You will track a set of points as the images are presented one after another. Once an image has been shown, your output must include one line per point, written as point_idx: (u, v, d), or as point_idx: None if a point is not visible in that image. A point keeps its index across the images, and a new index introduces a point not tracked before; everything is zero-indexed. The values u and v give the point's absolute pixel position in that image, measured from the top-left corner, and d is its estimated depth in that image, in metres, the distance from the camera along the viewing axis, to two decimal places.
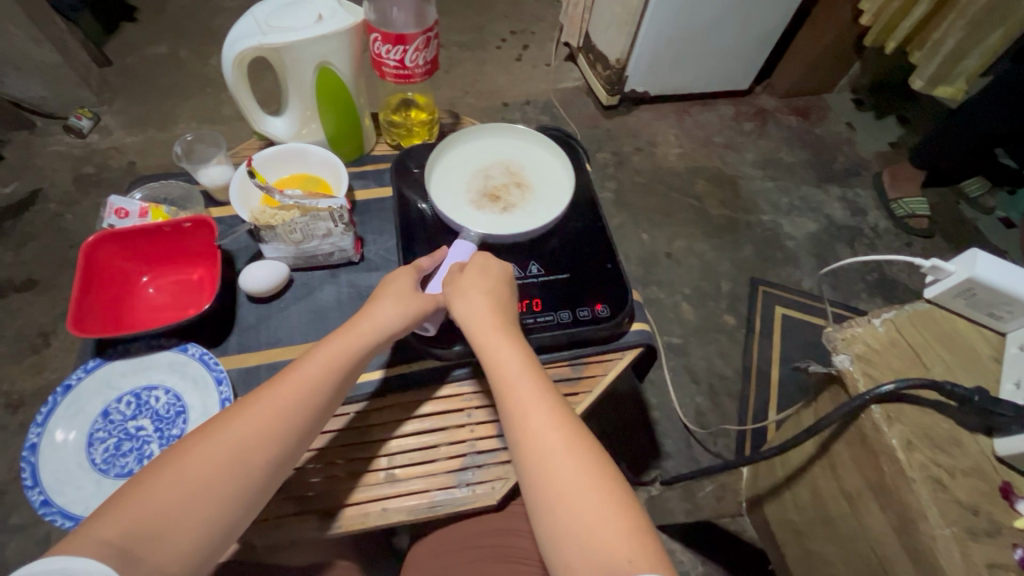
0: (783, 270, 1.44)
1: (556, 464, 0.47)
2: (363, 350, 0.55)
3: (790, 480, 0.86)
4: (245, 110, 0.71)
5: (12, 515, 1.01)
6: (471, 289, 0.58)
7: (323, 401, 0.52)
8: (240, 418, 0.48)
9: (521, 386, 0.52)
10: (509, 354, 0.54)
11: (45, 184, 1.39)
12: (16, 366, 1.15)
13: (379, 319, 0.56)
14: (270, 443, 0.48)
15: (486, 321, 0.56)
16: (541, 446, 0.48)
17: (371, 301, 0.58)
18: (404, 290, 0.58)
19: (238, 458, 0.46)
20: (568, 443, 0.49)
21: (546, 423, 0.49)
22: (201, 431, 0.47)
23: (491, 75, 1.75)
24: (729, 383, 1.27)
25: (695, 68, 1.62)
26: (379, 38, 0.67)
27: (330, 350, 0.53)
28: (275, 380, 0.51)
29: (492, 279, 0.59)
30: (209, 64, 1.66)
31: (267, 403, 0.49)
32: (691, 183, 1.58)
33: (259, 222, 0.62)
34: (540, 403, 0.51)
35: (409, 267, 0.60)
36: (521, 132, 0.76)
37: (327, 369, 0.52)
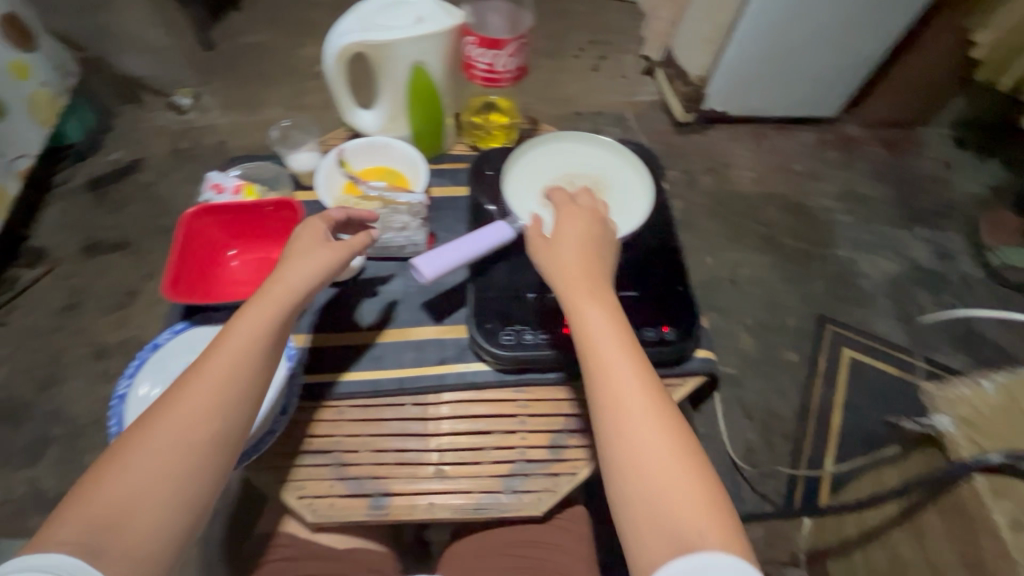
0: (855, 310, 1.36)
1: (645, 438, 0.45)
2: (291, 308, 0.52)
3: (862, 539, 0.81)
4: (339, 101, 0.74)
5: (86, 455, 1.09)
6: (561, 251, 0.55)
7: (262, 365, 0.50)
8: (180, 398, 0.46)
9: (609, 354, 0.48)
10: (593, 317, 0.50)
11: (145, 155, 1.51)
12: (103, 319, 1.25)
13: (302, 268, 0.54)
14: (216, 413, 0.47)
15: (580, 289, 0.52)
16: (621, 418, 0.46)
17: (282, 263, 0.55)
18: (317, 240, 0.57)
19: (181, 437, 0.45)
20: (655, 413, 0.46)
21: (631, 396, 0.46)
22: (147, 418, 0.46)
23: (566, 83, 1.75)
24: (785, 423, 1.20)
25: (781, 90, 1.56)
26: (474, 42, 0.69)
27: (257, 316, 0.51)
28: (207, 357, 0.49)
29: (574, 238, 0.56)
30: (300, 54, 1.75)
31: (206, 380, 0.47)
32: (763, 209, 1.52)
33: (342, 208, 0.67)
34: (628, 372, 0.47)
35: (318, 217, 0.58)
36: (619, 150, 0.75)
37: (261, 329, 0.51)
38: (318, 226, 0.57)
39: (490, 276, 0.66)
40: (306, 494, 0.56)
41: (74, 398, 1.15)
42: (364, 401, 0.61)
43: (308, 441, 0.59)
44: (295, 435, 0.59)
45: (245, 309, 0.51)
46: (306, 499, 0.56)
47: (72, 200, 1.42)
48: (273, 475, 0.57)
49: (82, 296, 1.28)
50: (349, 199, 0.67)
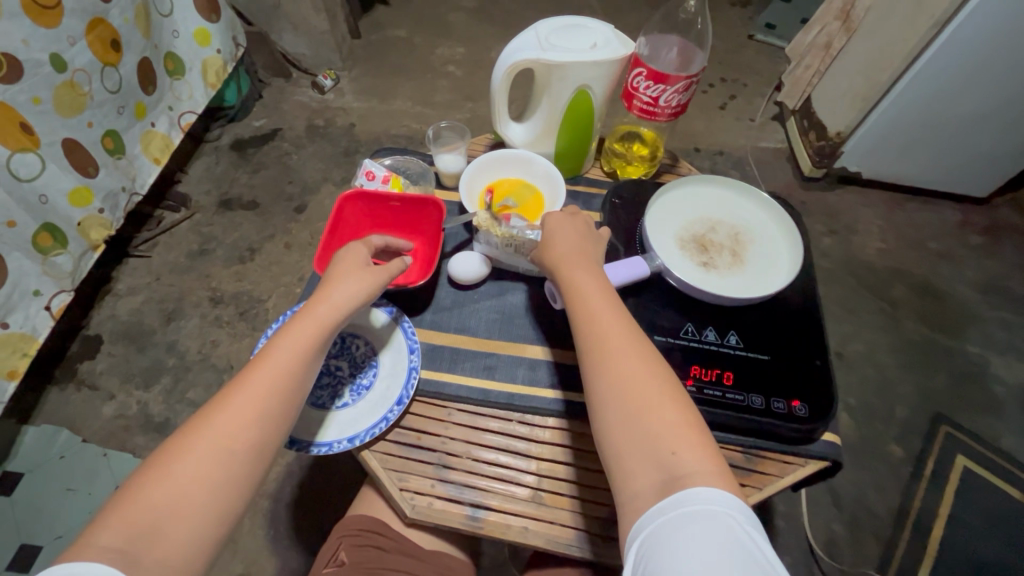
0: (979, 416, 1.21)
1: (638, 387, 0.47)
2: (327, 335, 0.54)
3: None
4: (495, 112, 0.76)
5: (190, 391, 1.19)
6: (556, 235, 0.59)
7: (300, 388, 0.51)
8: (223, 412, 0.48)
9: (602, 316, 0.51)
10: (586, 282, 0.54)
11: (284, 126, 1.63)
12: (226, 270, 1.36)
13: (343, 292, 0.56)
14: (253, 428, 0.48)
15: (577, 267, 0.56)
16: (613, 368, 0.48)
17: (326, 283, 0.57)
18: (357, 262, 0.59)
19: (218, 450, 0.46)
20: (648, 367, 0.48)
21: (624, 352, 0.49)
22: (188, 432, 0.47)
23: (690, 117, 1.71)
24: (878, 522, 1.09)
25: (930, 160, 1.43)
26: (642, 73, 0.67)
27: (298, 338, 0.53)
28: (247, 373, 0.50)
29: (571, 226, 0.60)
30: (436, 54, 1.83)
31: (246, 400, 0.48)
32: (887, 285, 1.40)
33: (480, 225, 0.66)
34: (622, 331, 0.50)
35: (361, 243, 0.62)
36: (774, 209, 0.71)
37: (301, 351, 0.52)
38: (361, 251, 0.61)
39: None
40: (407, 487, 0.57)
41: (190, 336, 1.26)
42: (475, 408, 0.61)
43: (416, 435, 0.60)
44: (405, 426, 0.61)
45: (286, 332, 0.53)
46: (407, 492, 0.57)
47: (217, 156, 1.56)
48: (381, 462, 0.58)
49: (212, 245, 1.40)
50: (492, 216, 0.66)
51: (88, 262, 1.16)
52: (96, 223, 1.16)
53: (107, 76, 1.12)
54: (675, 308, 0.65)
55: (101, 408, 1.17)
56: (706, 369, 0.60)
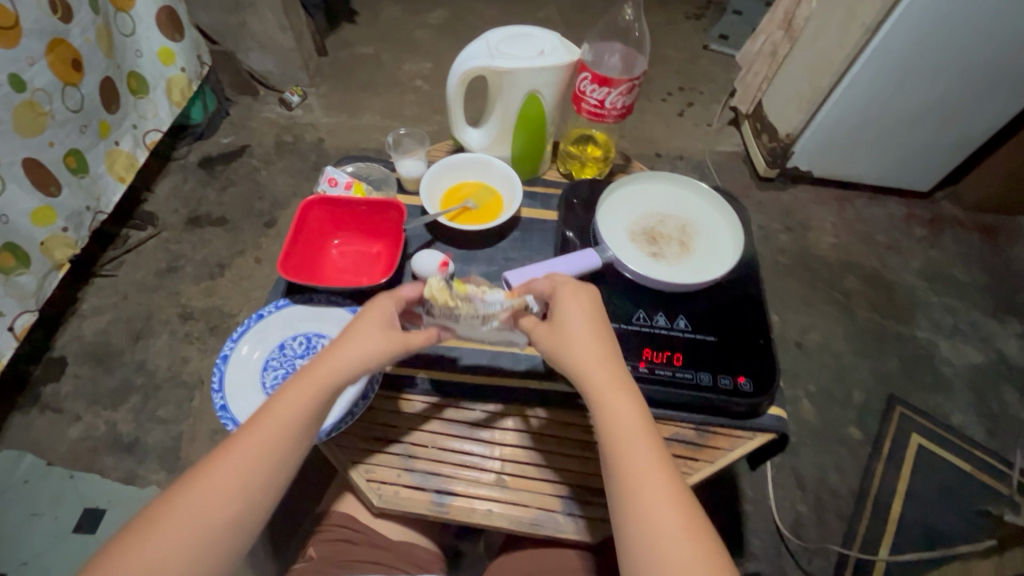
0: (930, 396, 1.28)
1: (677, 550, 0.43)
2: (323, 400, 0.51)
3: None
4: (452, 119, 0.80)
5: (160, 408, 1.18)
6: (577, 336, 0.52)
7: (289, 458, 0.49)
8: (206, 480, 0.47)
9: (637, 456, 0.47)
10: (619, 408, 0.49)
11: (253, 143, 1.64)
12: (195, 286, 1.35)
13: (340, 361, 0.51)
14: (233, 503, 0.47)
15: (606, 387, 0.50)
16: (650, 528, 0.44)
17: (334, 339, 0.53)
18: (378, 323, 0.54)
19: (196, 522, 0.46)
20: (685, 521, 0.45)
21: (661, 506, 0.45)
22: (173, 497, 0.47)
23: (650, 124, 1.77)
24: (841, 502, 1.14)
25: (873, 157, 1.52)
26: (588, 77, 0.72)
27: (290, 407, 0.50)
28: (232, 447, 0.48)
29: (591, 318, 0.53)
30: (403, 69, 1.87)
31: (229, 474, 0.47)
32: (840, 276, 1.47)
33: (435, 297, 0.55)
34: (658, 477, 0.46)
35: (380, 298, 0.56)
36: (715, 198, 0.76)
37: (286, 426, 0.49)
38: (384, 311, 0.55)
39: None
40: (375, 478, 0.59)
41: (160, 354, 1.25)
42: (440, 400, 0.63)
43: (381, 427, 0.62)
44: (369, 419, 0.62)
45: (282, 396, 0.50)
46: (374, 483, 0.59)
47: (185, 174, 1.56)
48: (346, 456, 0.60)
49: (180, 262, 1.39)
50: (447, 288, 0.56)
51: (52, 282, 1.15)
52: (60, 242, 1.15)
53: (69, 95, 1.12)
54: (628, 296, 0.68)
55: (67, 431, 1.15)
56: (656, 352, 0.64)
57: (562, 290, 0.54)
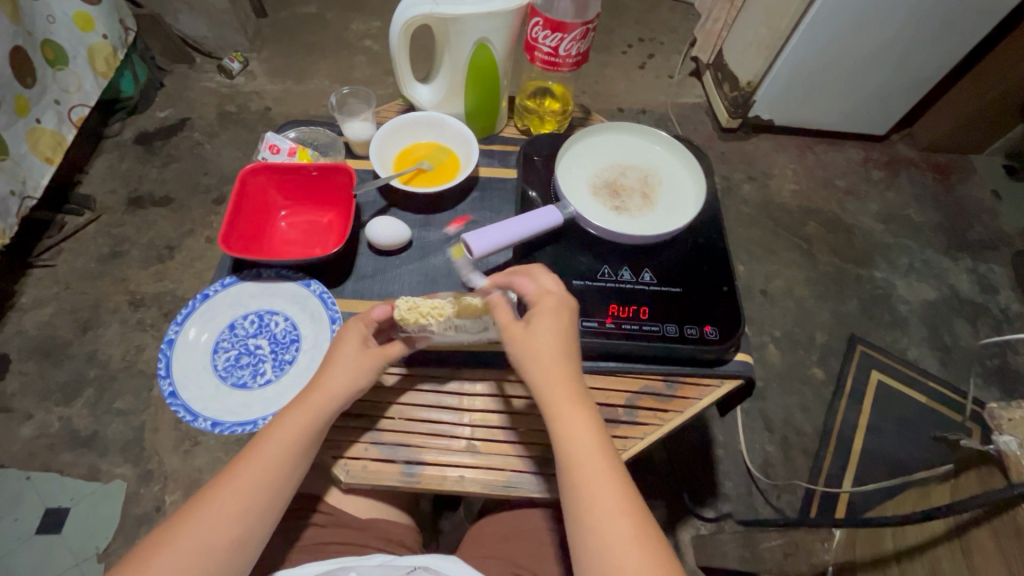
0: (888, 333, 1.33)
1: (621, 556, 0.44)
2: (322, 421, 0.52)
3: (897, 556, 0.75)
4: (398, 75, 0.74)
5: (117, 400, 1.13)
6: (540, 348, 0.51)
7: (293, 474, 0.50)
8: (208, 505, 0.47)
9: (595, 480, 0.47)
10: (574, 418, 0.50)
11: (193, 115, 1.53)
12: (143, 271, 1.28)
13: (333, 388, 0.53)
14: (239, 521, 0.47)
15: (562, 397, 0.50)
16: (595, 534, 0.46)
17: (324, 365, 0.55)
18: (355, 345, 0.55)
19: (201, 544, 0.45)
20: (636, 530, 0.46)
21: (611, 513, 0.46)
22: (177, 521, 0.47)
23: (612, 78, 1.73)
24: (807, 440, 1.18)
25: (832, 102, 1.52)
26: (539, 23, 0.68)
27: (292, 424, 0.51)
28: (235, 471, 0.49)
29: (556, 329, 0.52)
30: (350, 29, 1.76)
31: (235, 492, 0.48)
32: (802, 223, 1.49)
33: (405, 317, 0.56)
34: (608, 486, 0.47)
35: (358, 319, 0.57)
36: (674, 146, 0.74)
37: (287, 449, 0.50)
38: (359, 332, 0.56)
39: (528, 250, 0.67)
40: (341, 454, 0.57)
41: (111, 344, 1.19)
42: (404, 370, 0.61)
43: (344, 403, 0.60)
44: None
45: (282, 417, 0.52)
46: (340, 459, 0.57)
47: (121, 152, 1.45)
48: None
49: (124, 247, 1.31)
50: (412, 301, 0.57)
51: None
52: None
53: None
54: (592, 253, 0.67)
55: (18, 431, 1.09)
56: (622, 307, 0.63)
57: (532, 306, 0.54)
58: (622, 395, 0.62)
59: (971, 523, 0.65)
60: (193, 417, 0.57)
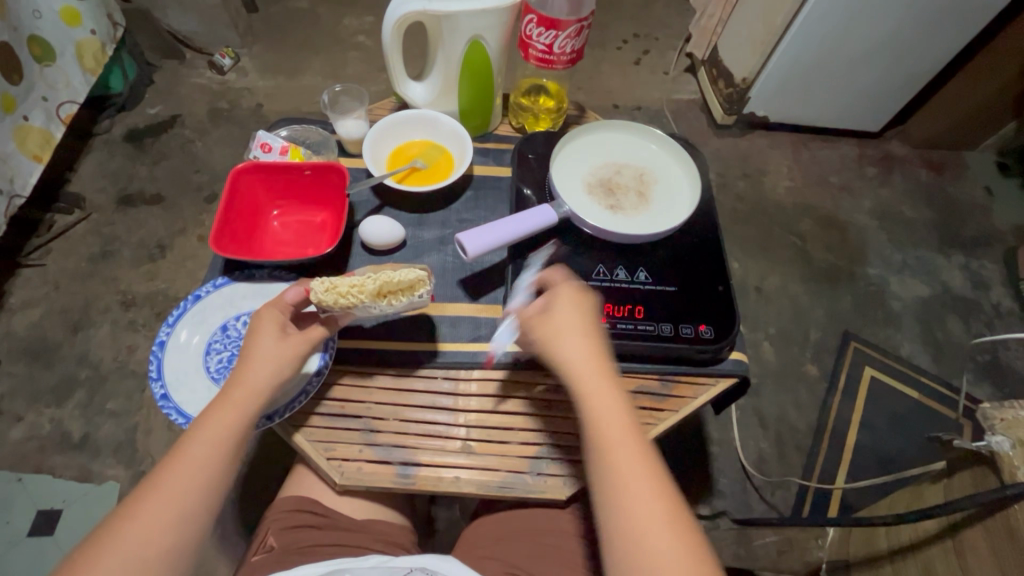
0: (881, 330, 1.34)
1: (646, 515, 0.44)
2: (248, 418, 0.51)
3: (893, 553, 0.76)
4: (391, 72, 0.74)
5: (109, 401, 1.12)
6: (568, 316, 0.54)
7: (224, 473, 0.49)
8: (137, 516, 0.45)
9: (619, 445, 0.48)
10: (598, 382, 0.51)
11: (183, 112, 1.51)
12: (135, 270, 1.27)
13: (255, 382, 0.52)
14: (167, 532, 0.45)
15: (585, 364, 0.51)
16: (624, 501, 0.45)
17: (244, 358, 0.53)
18: (273, 333, 0.54)
19: (127, 562, 0.43)
20: (661, 491, 0.46)
21: (639, 480, 0.46)
22: (97, 542, 0.44)
23: (607, 75, 1.72)
24: (800, 437, 1.19)
25: (826, 98, 1.52)
26: (533, 20, 0.67)
27: (218, 424, 0.49)
28: (160, 477, 0.47)
29: (583, 301, 0.55)
30: (343, 25, 1.75)
31: (160, 502, 0.46)
32: (796, 220, 1.49)
33: (324, 299, 0.54)
34: (633, 450, 0.48)
35: (272, 304, 0.56)
36: (670, 144, 0.74)
37: (214, 449, 0.49)
38: (275, 317, 0.55)
39: (523, 249, 0.66)
40: (336, 456, 0.57)
41: (102, 344, 1.18)
42: (399, 370, 0.61)
43: (338, 405, 0.59)
44: (322, 395, 0.59)
45: (204, 418, 0.50)
46: (335, 461, 0.57)
47: (110, 150, 1.43)
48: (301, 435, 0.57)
49: (115, 246, 1.29)
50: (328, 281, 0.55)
51: None
52: None
53: None
54: (588, 252, 0.67)
55: (9, 433, 1.08)
56: (618, 306, 0.63)
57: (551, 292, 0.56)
58: None
59: (965, 521, 0.65)
60: (185, 420, 0.56)
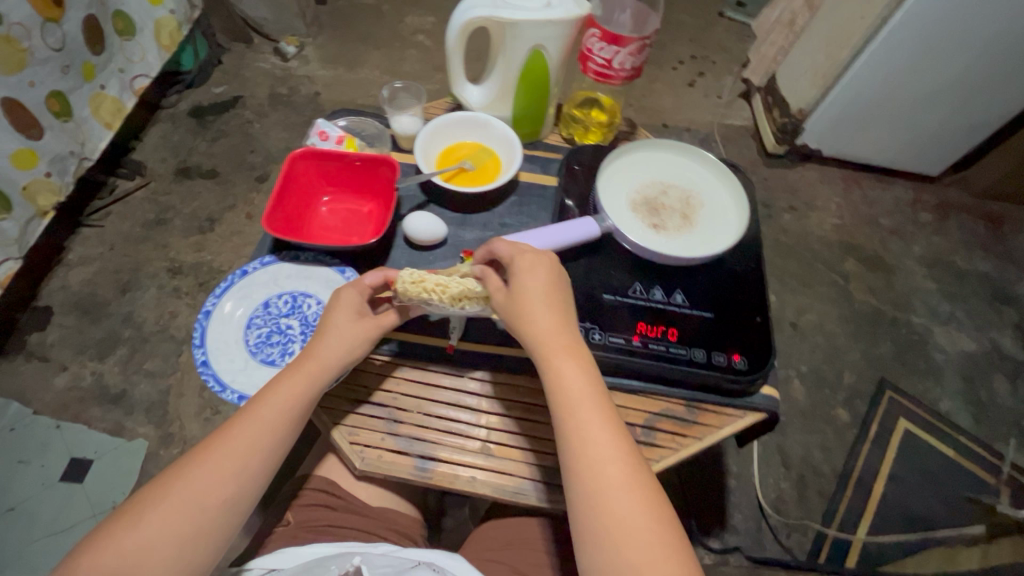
0: (920, 381, 1.28)
1: (612, 489, 0.44)
2: (315, 390, 0.54)
3: None
4: (451, 74, 0.75)
5: (147, 362, 1.17)
6: (529, 306, 0.51)
7: (283, 439, 0.51)
8: (204, 462, 0.48)
9: (584, 421, 0.47)
10: (575, 377, 0.48)
11: (245, 94, 1.58)
12: (184, 239, 1.32)
13: (325, 355, 0.55)
14: (228, 484, 0.48)
15: (548, 339, 0.50)
16: (605, 504, 0.44)
17: (318, 334, 0.56)
18: (348, 314, 0.57)
19: (190, 503, 0.46)
20: (627, 462, 0.46)
21: (619, 485, 0.44)
22: (172, 476, 0.48)
23: (658, 93, 1.71)
24: (823, 481, 1.15)
25: (885, 137, 1.47)
26: (596, 34, 0.68)
27: (284, 392, 0.52)
28: (228, 430, 0.50)
29: (540, 283, 0.52)
30: (404, 23, 1.79)
31: (228, 454, 0.49)
32: (840, 258, 1.45)
33: (405, 288, 0.56)
34: (603, 426, 0.47)
35: (353, 284, 0.58)
36: (721, 170, 0.73)
37: (279, 416, 0.52)
38: (353, 298, 0.57)
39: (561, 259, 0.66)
40: (359, 441, 0.58)
41: (146, 307, 1.23)
42: (427, 364, 0.62)
43: (366, 391, 0.61)
44: (353, 379, 0.61)
45: (276, 383, 0.53)
46: (358, 446, 0.58)
47: (174, 123, 1.50)
48: (331, 417, 0.59)
49: (168, 214, 1.36)
50: (417, 274, 0.57)
51: (36, 229, 1.10)
52: (44, 188, 1.10)
53: (50, 33, 1.05)
54: (626, 268, 0.66)
55: (53, 380, 1.14)
56: (651, 326, 0.62)
57: (513, 259, 0.53)
58: (640, 415, 0.61)
59: None
60: (222, 389, 0.58)
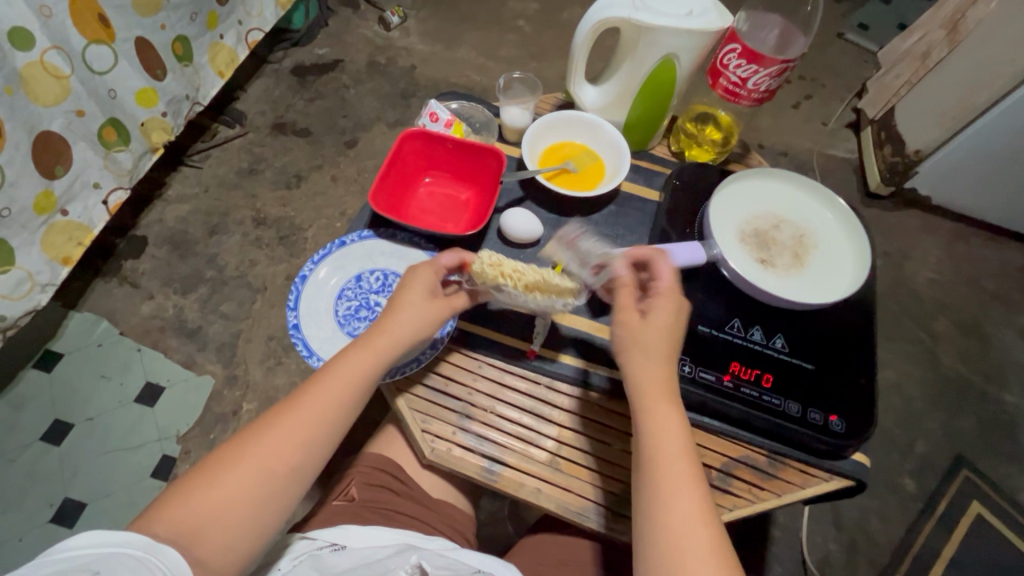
0: (1004, 466, 1.17)
1: (692, 549, 0.42)
2: (382, 365, 0.54)
3: None
4: (571, 71, 0.73)
5: (223, 304, 1.23)
6: (648, 349, 0.50)
7: (347, 409, 0.52)
8: (275, 429, 0.49)
9: (673, 473, 0.46)
10: (672, 429, 0.48)
11: (345, 58, 1.61)
12: (271, 192, 1.37)
13: (396, 331, 0.54)
14: (295, 452, 0.49)
15: (654, 386, 0.49)
16: (683, 565, 0.42)
17: (388, 310, 0.56)
18: (422, 293, 0.56)
19: (263, 468, 0.47)
20: (711, 527, 0.44)
21: (699, 548, 0.42)
22: (243, 440, 0.49)
23: (760, 111, 1.62)
24: (877, 551, 1.08)
25: (1009, 194, 1.34)
26: (735, 50, 0.64)
27: (353, 364, 0.53)
28: (298, 399, 0.51)
29: (663, 328, 0.51)
30: (507, 7, 1.77)
31: (296, 424, 0.49)
32: (933, 318, 1.34)
33: (482, 268, 0.56)
34: (689, 481, 0.45)
35: (430, 263, 0.58)
36: (844, 213, 0.68)
37: (347, 388, 0.52)
38: (428, 278, 0.57)
39: None
40: (431, 431, 0.58)
41: (229, 252, 1.29)
42: (506, 365, 0.61)
43: (444, 381, 0.60)
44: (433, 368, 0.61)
45: (345, 355, 0.53)
46: (429, 435, 0.58)
47: (276, 79, 1.55)
48: (408, 401, 0.59)
49: (260, 166, 1.41)
50: (495, 257, 0.56)
51: (146, 164, 1.16)
52: (158, 126, 1.15)
53: None
54: (724, 301, 0.63)
55: (139, 306, 1.21)
56: (744, 368, 0.59)
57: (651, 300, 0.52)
58: (718, 458, 0.58)
59: None
60: (309, 355, 0.60)
